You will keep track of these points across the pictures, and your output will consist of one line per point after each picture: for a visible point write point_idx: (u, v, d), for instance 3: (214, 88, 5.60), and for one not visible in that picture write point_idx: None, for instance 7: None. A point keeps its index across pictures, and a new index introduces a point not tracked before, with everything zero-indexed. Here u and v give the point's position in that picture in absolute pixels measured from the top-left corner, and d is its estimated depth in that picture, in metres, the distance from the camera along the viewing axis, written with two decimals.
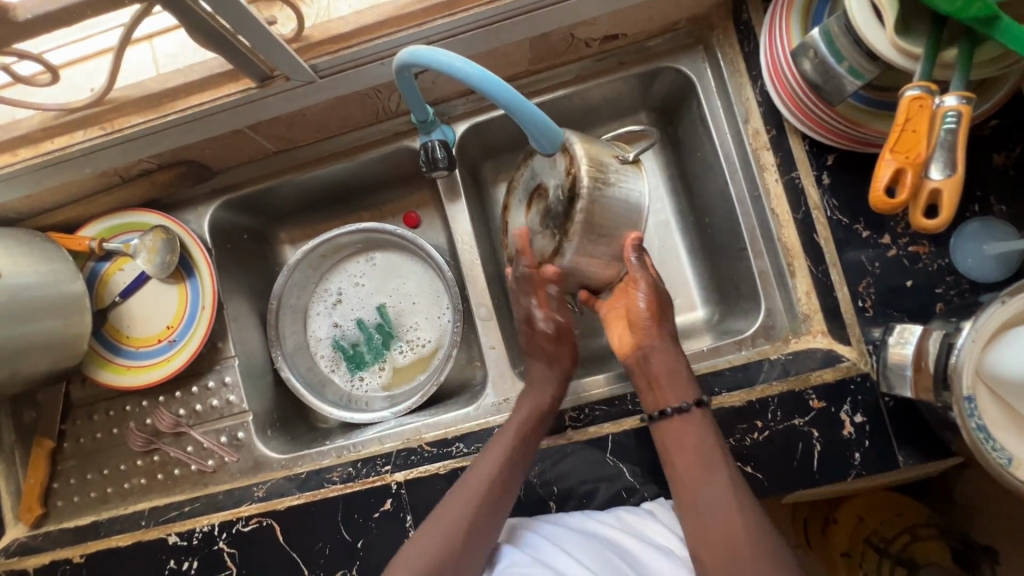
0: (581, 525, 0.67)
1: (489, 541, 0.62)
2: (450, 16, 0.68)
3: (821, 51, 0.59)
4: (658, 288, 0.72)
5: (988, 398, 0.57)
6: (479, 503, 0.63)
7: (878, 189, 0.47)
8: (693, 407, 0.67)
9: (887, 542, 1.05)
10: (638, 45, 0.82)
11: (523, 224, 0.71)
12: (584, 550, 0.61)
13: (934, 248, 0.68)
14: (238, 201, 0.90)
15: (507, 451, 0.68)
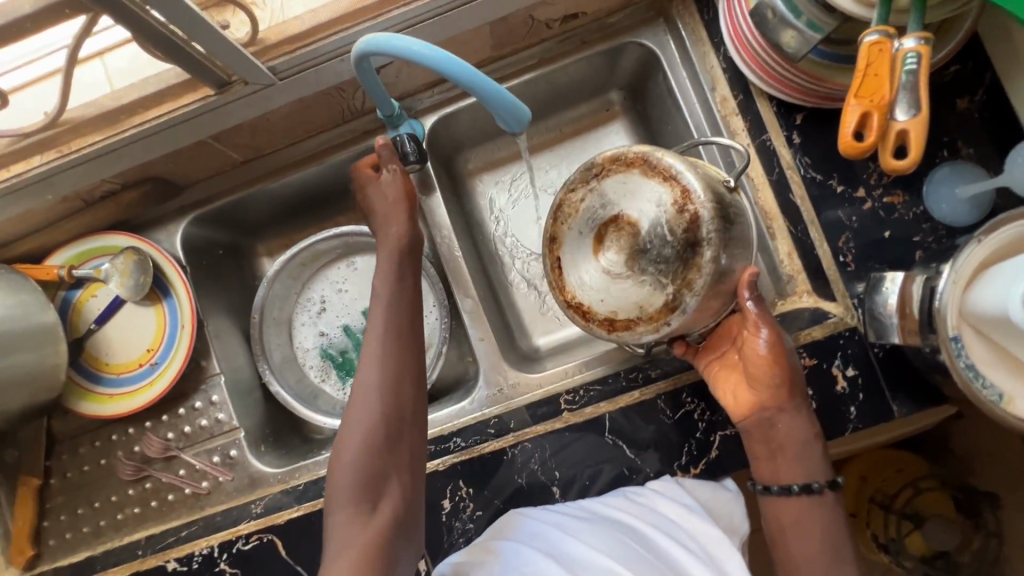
0: (593, 511, 0.66)
1: (417, 380, 0.64)
2: (407, 5, 0.67)
3: (779, 9, 0.59)
4: (785, 342, 0.64)
5: (975, 338, 0.58)
6: (396, 353, 0.63)
7: (847, 135, 0.47)
8: (825, 486, 0.62)
9: (892, 498, 1.06)
10: (599, 22, 0.82)
11: (593, 270, 0.68)
12: (606, 545, 0.60)
13: (907, 197, 0.69)
14: (209, 216, 0.87)
15: (383, 349, 0.63)
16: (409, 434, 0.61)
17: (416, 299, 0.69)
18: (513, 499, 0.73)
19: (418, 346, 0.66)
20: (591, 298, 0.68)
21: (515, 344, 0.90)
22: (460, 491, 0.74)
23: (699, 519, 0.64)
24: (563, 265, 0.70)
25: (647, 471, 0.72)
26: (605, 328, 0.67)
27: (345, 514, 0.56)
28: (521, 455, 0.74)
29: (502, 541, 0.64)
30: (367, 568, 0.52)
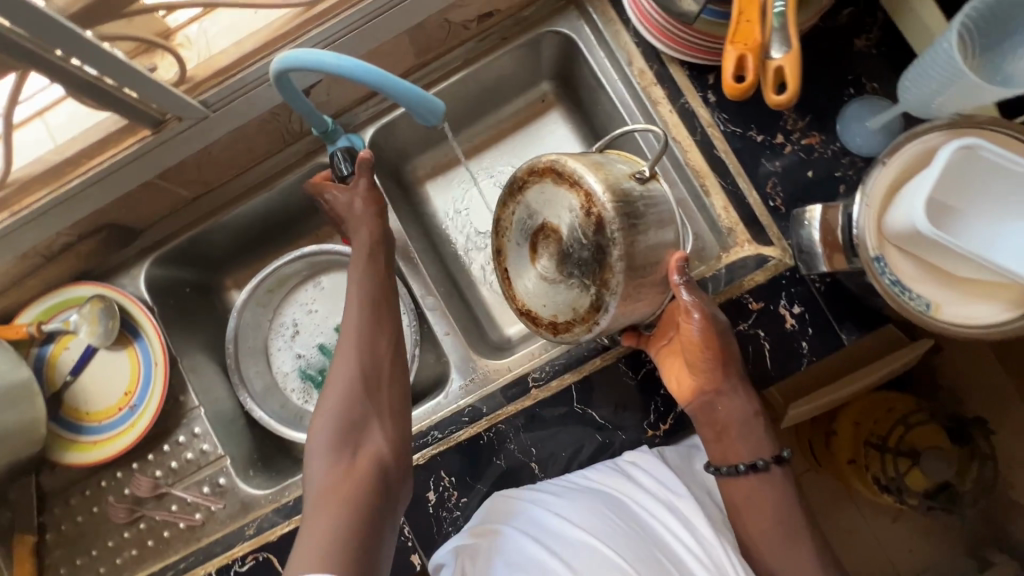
0: (574, 485, 0.69)
1: (393, 340, 0.71)
2: (321, 25, 0.70)
3: None
4: (717, 323, 0.67)
5: (899, 256, 0.61)
6: (370, 314, 0.71)
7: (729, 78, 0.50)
8: (771, 464, 0.66)
9: (885, 438, 1.05)
10: (514, 17, 0.85)
11: (533, 278, 0.73)
12: (591, 524, 0.64)
13: (824, 137, 0.72)
14: (171, 256, 0.90)
15: (359, 311, 0.71)
16: (387, 387, 0.68)
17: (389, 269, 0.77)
18: (496, 481, 0.75)
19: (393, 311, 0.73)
20: (536, 305, 0.73)
21: (485, 336, 0.93)
22: (444, 480, 0.76)
23: (674, 486, 0.69)
24: (511, 273, 0.75)
25: (619, 432, 0.75)
26: (550, 331, 0.72)
27: (326, 452, 0.61)
28: (497, 437, 0.76)
29: (494, 529, 0.66)
30: (345, 493, 0.57)
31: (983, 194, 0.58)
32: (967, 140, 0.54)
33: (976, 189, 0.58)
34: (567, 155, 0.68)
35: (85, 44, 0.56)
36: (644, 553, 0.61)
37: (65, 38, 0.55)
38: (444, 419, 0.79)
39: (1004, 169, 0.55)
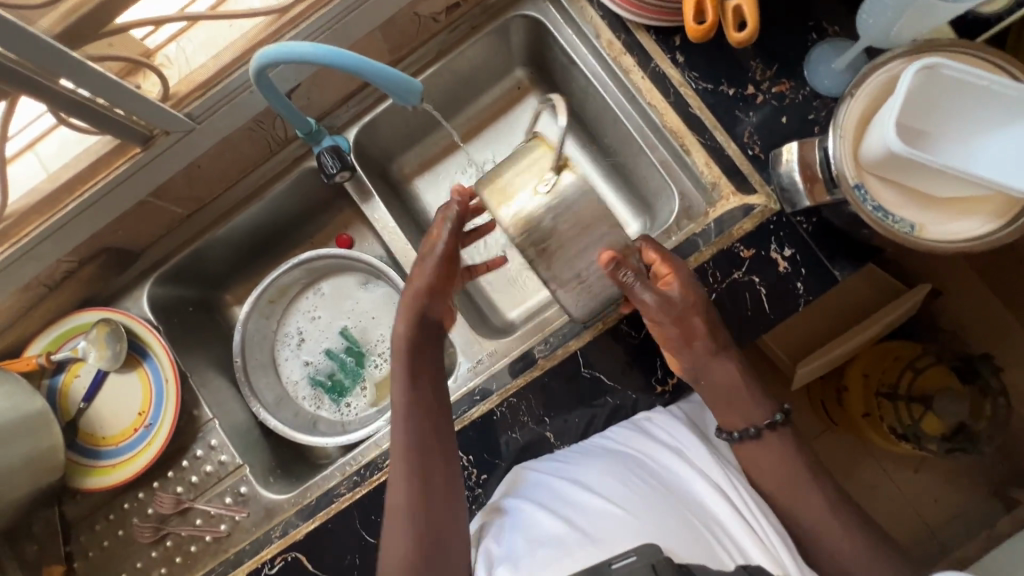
0: (593, 451, 0.71)
1: (439, 407, 0.69)
2: (294, 28, 0.72)
3: None
4: (666, 314, 0.68)
5: (879, 184, 0.63)
6: (410, 386, 0.69)
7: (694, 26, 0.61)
8: (761, 428, 0.71)
9: (894, 385, 1.24)
10: (481, 6, 0.88)
11: None
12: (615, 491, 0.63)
13: (793, 82, 0.74)
14: (171, 274, 0.91)
15: (403, 387, 0.69)
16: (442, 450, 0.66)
17: (424, 338, 0.73)
18: (511, 454, 0.77)
19: (436, 379, 0.72)
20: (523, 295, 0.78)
21: (488, 320, 0.94)
22: (462, 461, 0.77)
23: (686, 439, 0.71)
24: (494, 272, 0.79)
25: (629, 392, 0.77)
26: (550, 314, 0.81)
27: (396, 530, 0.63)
28: (509, 411, 0.78)
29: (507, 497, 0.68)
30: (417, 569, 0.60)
31: (949, 114, 0.60)
32: (921, 61, 0.57)
33: (942, 110, 0.60)
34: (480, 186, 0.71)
35: (70, 63, 0.58)
36: (673, 514, 0.61)
37: (49, 58, 0.57)
38: (457, 401, 0.80)
39: (965, 84, 0.57)
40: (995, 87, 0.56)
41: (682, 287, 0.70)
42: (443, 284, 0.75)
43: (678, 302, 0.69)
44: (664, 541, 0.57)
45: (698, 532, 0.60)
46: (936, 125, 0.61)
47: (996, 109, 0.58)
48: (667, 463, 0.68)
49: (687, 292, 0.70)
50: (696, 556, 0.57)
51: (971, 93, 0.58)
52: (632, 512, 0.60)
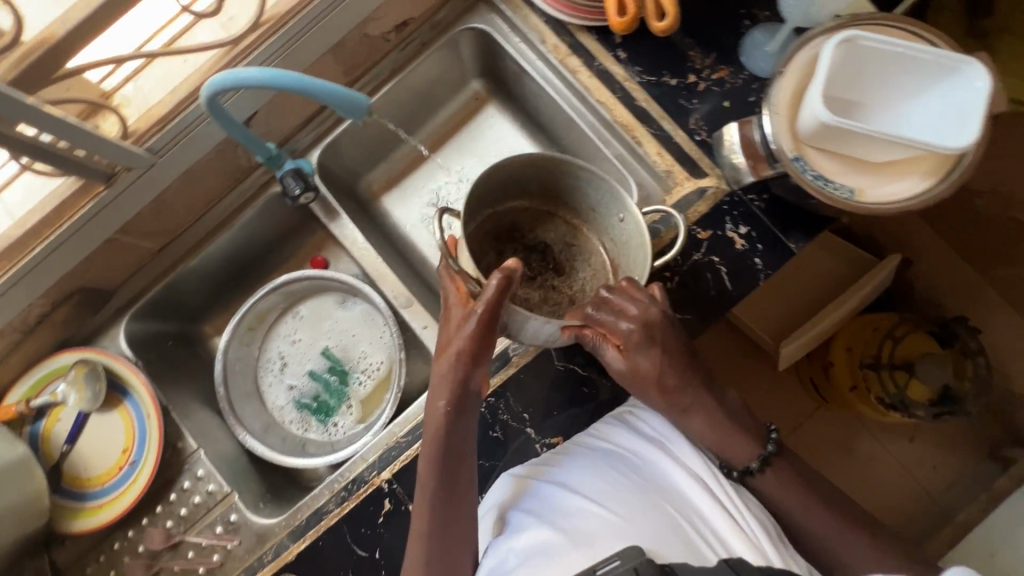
0: (583, 449, 0.71)
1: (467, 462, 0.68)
2: (245, 58, 0.75)
3: None
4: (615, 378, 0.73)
5: (817, 154, 0.65)
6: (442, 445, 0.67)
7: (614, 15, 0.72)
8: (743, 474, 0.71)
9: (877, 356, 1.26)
10: (430, 23, 0.91)
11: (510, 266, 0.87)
12: (606, 495, 0.63)
13: (731, 68, 0.78)
14: (146, 310, 0.92)
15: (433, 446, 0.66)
16: (464, 498, 0.66)
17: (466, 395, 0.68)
18: (494, 453, 0.78)
19: (465, 433, 0.68)
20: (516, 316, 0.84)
21: None
22: None
23: (669, 432, 0.73)
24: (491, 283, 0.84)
25: (603, 379, 0.80)
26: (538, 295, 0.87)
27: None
28: (488, 411, 0.79)
29: (499, 506, 0.69)
30: None
31: (877, 83, 0.62)
32: (841, 34, 0.59)
33: (868, 80, 0.63)
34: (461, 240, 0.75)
35: (26, 108, 0.60)
36: (661, 513, 0.61)
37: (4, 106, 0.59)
38: None
39: (885, 53, 0.60)
40: (913, 53, 0.59)
41: (630, 364, 0.70)
42: (482, 348, 0.67)
43: (627, 373, 0.71)
44: (647, 540, 0.57)
45: (681, 530, 0.60)
46: (864, 94, 0.64)
47: (918, 74, 0.61)
48: (652, 459, 0.70)
49: (637, 367, 0.70)
50: (679, 555, 0.57)
51: (893, 61, 0.60)
52: (617, 513, 0.60)
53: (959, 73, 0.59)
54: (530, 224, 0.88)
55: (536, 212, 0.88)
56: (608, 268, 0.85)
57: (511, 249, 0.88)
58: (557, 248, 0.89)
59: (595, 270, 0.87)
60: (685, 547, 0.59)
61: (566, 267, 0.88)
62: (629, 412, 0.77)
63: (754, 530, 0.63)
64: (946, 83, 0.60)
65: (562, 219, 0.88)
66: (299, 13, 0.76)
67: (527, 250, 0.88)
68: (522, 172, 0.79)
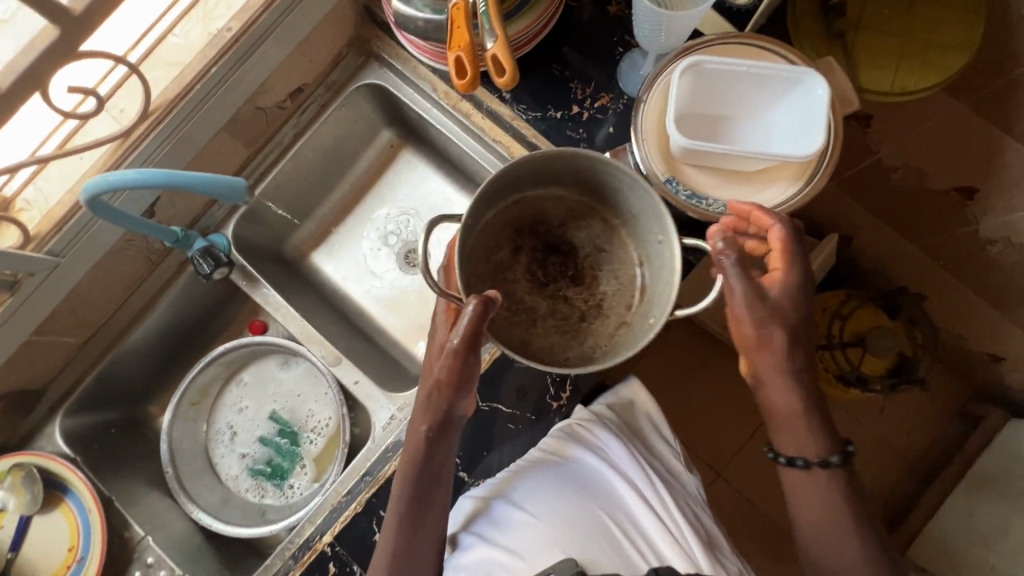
0: (536, 463, 0.77)
1: (441, 482, 0.69)
2: (133, 150, 0.77)
3: (429, 19, 0.69)
4: (755, 308, 0.60)
5: (692, 171, 0.68)
6: (417, 463, 0.67)
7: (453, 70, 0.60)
8: (813, 464, 0.64)
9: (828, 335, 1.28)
10: (325, 85, 0.93)
11: (526, 270, 0.78)
12: (551, 511, 0.70)
13: (611, 94, 0.81)
14: (80, 403, 0.92)
15: (409, 461, 0.67)
16: (426, 527, 0.68)
17: (446, 418, 0.67)
18: None
19: (443, 450, 0.69)
20: (512, 334, 0.73)
21: (403, 372, 0.99)
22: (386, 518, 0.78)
23: (611, 442, 0.78)
24: (497, 283, 0.76)
25: (528, 414, 0.82)
26: (562, 308, 0.77)
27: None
28: None
29: (461, 523, 0.75)
30: None
31: (736, 98, 0.66)
32: (686, 59, 0.63)
33: (726, 98, 0.67)
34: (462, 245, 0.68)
35: None
36: (598, 524, 0.69)
37: None
38: (370, 464, 0.84)
39: (733, 72, 0.64)
40: (759, 69, 0.63)
41: (782, 294, 0.61)
42: (462, 379, 0.64)
43: (771, 304, 0.61)
44: (579, 548, 0.65)
45: (612, 537, 0.68)
46: (727, 111, 0.67)
47: (770, 87, 0.65)
48: (595, 469, 0.76)
49: (788, 300, 0.61)
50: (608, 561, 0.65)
51: (744, 78, 0.64)
52: (558, 527, 0.68)
53: (803, 81, 0.63)
54: (561, 219, 0.78)
55: (571, 205, 0.78)
56: (636, 289, 0.75)
57: (529, 243, 0.79)
58: (584, 251, 0.79)
59: (620, 285, 0.76)
60: (615, 553, 0.67)
61: (589, 278, 0.78)
62: (580, 424, 0.81)
63: (687, 539, 0.71)
64: (797, 92, 0.64)
65: (600, 218, 0.77)
66: (182, 100, 0.78)
67: (549, 248, 0.79)
68: (557, 166, 0.70)
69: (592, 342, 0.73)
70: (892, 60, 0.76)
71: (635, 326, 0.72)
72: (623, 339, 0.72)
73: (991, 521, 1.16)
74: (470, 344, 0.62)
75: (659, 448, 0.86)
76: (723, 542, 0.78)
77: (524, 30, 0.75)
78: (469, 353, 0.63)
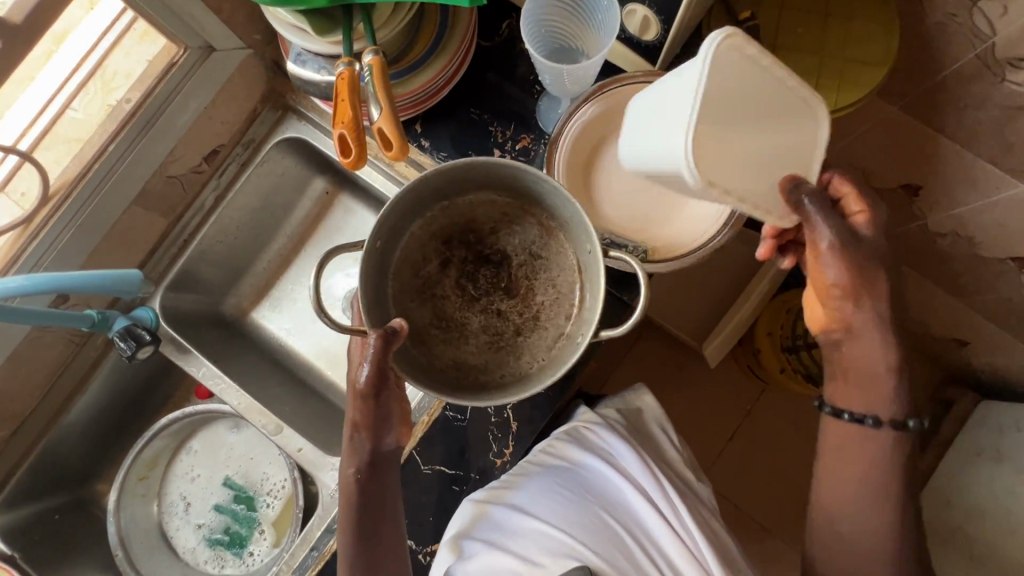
0: (548, 470, 0.73)
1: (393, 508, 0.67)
2: (36, 239, 0.75)
3: (326, 79, 0.66)
4: (843, 249, 0.57)
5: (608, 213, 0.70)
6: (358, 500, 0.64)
7: (338, 145, 0.58)
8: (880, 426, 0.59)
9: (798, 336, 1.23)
10: (243, 142, 0.90)
11: (456, 283, 0.73)
12: (566, 518, 0.67)
13: (533, 136, 0.79)
14: (15, 497, 0.88)
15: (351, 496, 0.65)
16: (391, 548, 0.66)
17: (379, 451, 0.65)
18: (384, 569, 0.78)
19: (383, 481, 0.66)
20: (441, 358, 0.70)
21: None
22: None
23: (619, 443, 0.75)
24: (424, 303, 0.72)
25: (474, 473, 0.80)
26: (498, 321, 0.72)
27: None
28: None
29: (460, 530, 0.70)
30: None
31: (745, 101, 0.53)
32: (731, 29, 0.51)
33: (744, 93, 0.53)
34: (374, 269, 0.65)
35: None
36: (610, 531, 0.66)
37: None
38: (318, 535, 0.84)
39: (769, 78, 0.54)
40: (781, 90, 0.55)
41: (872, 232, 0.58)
42: (379, 419, 0.63)
43: (865, 245, 0.58)
44: (591, 555, 0.63)
45: (619, 543, 0.65)
46: (737, 110, 0.53)
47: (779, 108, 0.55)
48: (605, 474, 0.73)
49: (880, 236, 0.58)
50: (617, 567, 0.63)
51: (775, 85, 0.54)
52: (572, 534, 0.65)
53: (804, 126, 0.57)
54: (491, 225, 0.73)
55: (502, 211, 0.71)
56: (575, 297, 0.69)
57: (460, 254, 0.74)
58: (519, 259, 0.73)
59: (558, 294, 0.71)
60: (623, 559, 0.64)
61: (524, 288, 0.73)
62: (588, 429, 0.78)
63: (697, 544, 0.66)
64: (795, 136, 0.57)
65: (533, 220, 0.71)
66: (83, 179, 0.76)
67: (480, 259, 0.74)
68: (472, 173, 0.65)
69: (529, 358, 0.69)
70: (810, 80, 0.75)
71: (572, 340, 0.67)
72: (560, 354, 0.67)
73: (968, 509, 1.14)
74: (379, 374, 0.60)
75: (667, 450, 0.82)
76: (738, 551, 0.72)
77: (433, 79, 0.73)
78: (381, 388, 0.61)
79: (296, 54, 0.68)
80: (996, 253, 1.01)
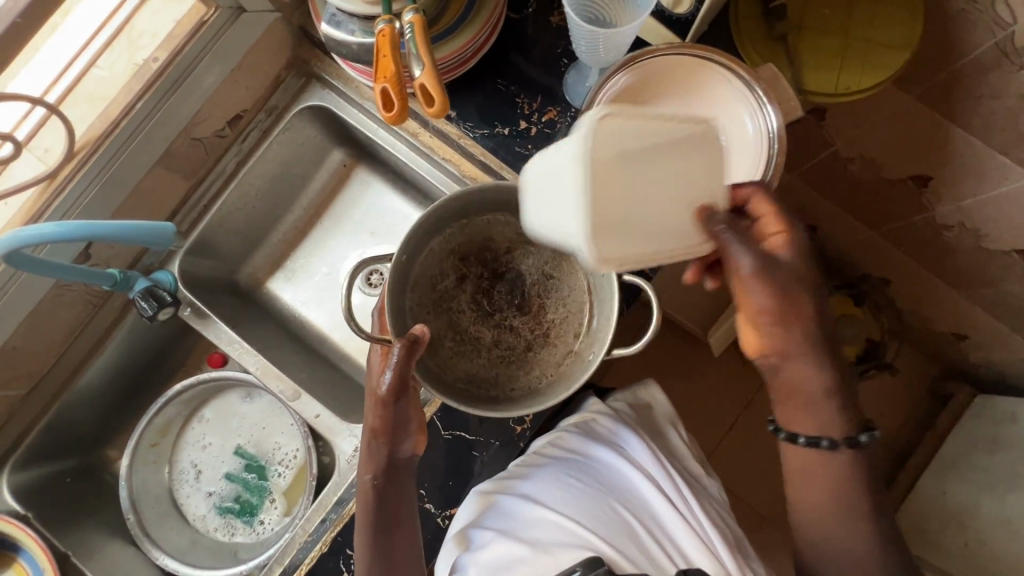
0: (558, 461, 0.74)
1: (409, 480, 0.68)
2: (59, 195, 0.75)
3: (361, 40, 0.66)
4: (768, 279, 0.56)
5: None
6: (375, 491, 0.66)
7: (380, 101, 0.59)
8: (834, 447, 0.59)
9: None
10: (266, 108, 0.90)
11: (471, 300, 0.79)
12: (577, 508, 0.67)
13: (559, 108, 0.79)
14: (28, 457, 0.88)
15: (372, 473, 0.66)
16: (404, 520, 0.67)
17: (394, 450, 0.66)
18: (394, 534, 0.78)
19: (400, 466, 0.67)
20: (454, 370, 0.75)
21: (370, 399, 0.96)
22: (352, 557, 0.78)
23: (630, 436, 0.76)
24: (439, 316, 0.77)
25: (491, 440, 0.81)
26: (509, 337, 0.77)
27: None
28: None
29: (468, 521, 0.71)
30: None
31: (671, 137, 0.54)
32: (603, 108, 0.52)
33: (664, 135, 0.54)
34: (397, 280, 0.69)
35: None
36: (622, 523, 0.66)
37: None
38: (333, 501, 0.84)
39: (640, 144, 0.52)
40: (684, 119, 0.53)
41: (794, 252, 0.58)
42: (398, 424, 0.64)
43: (784, 268, 0.57)
44: (604, 546, 0.62)
45: (631, 534, 0.65)
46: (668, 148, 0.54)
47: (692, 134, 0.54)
48: (616, 466, 0.74)
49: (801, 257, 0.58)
50: (631, 559, 0.62)
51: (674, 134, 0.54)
52: (584, 524, 0.65)
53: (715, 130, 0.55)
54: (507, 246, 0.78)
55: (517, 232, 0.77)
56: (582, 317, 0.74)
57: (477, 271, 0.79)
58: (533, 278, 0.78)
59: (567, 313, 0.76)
60: (636, 551, 0.63)
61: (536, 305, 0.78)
62: (598, 423, 0.79)
63: (711, 538, 0.66)
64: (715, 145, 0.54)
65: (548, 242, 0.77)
66: (108, 137, 0.76)
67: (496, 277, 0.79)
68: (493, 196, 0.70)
69: (539, 372, 0.74)
70: (835, 61, 0.76)
71: (579, 357, 0.72)
72: (567, 371, 0.72)
73: (965, 495, 1.16)
74: (401, 378, 0.62)
75: (676, 443, 0.83)
76: (749, 547, 0.72)
77: (464, 46, 0.73)
78: (401, 394, 0.63)
79: (329, 15, 0.68)
80: (1002, 245, 1.03)
